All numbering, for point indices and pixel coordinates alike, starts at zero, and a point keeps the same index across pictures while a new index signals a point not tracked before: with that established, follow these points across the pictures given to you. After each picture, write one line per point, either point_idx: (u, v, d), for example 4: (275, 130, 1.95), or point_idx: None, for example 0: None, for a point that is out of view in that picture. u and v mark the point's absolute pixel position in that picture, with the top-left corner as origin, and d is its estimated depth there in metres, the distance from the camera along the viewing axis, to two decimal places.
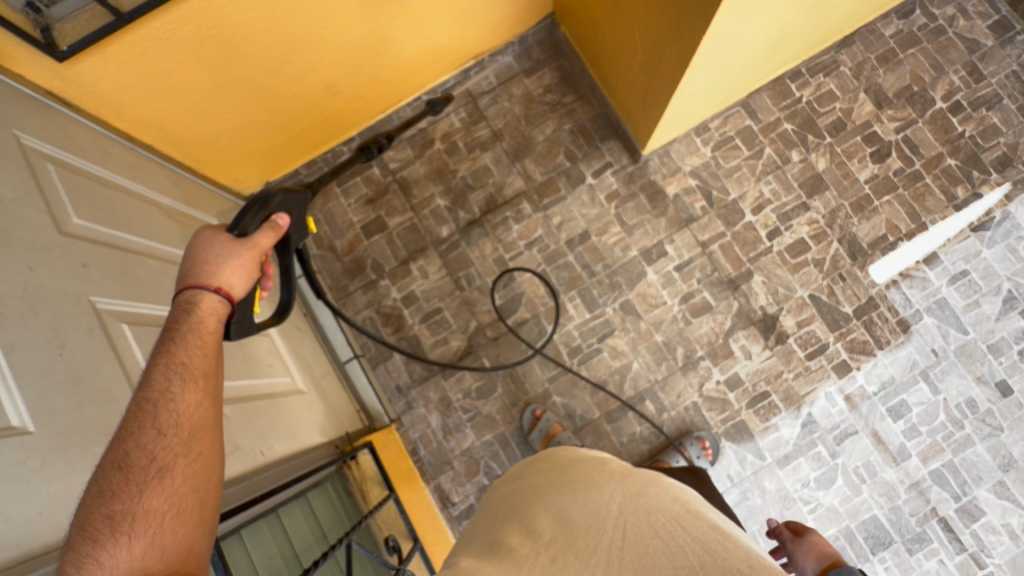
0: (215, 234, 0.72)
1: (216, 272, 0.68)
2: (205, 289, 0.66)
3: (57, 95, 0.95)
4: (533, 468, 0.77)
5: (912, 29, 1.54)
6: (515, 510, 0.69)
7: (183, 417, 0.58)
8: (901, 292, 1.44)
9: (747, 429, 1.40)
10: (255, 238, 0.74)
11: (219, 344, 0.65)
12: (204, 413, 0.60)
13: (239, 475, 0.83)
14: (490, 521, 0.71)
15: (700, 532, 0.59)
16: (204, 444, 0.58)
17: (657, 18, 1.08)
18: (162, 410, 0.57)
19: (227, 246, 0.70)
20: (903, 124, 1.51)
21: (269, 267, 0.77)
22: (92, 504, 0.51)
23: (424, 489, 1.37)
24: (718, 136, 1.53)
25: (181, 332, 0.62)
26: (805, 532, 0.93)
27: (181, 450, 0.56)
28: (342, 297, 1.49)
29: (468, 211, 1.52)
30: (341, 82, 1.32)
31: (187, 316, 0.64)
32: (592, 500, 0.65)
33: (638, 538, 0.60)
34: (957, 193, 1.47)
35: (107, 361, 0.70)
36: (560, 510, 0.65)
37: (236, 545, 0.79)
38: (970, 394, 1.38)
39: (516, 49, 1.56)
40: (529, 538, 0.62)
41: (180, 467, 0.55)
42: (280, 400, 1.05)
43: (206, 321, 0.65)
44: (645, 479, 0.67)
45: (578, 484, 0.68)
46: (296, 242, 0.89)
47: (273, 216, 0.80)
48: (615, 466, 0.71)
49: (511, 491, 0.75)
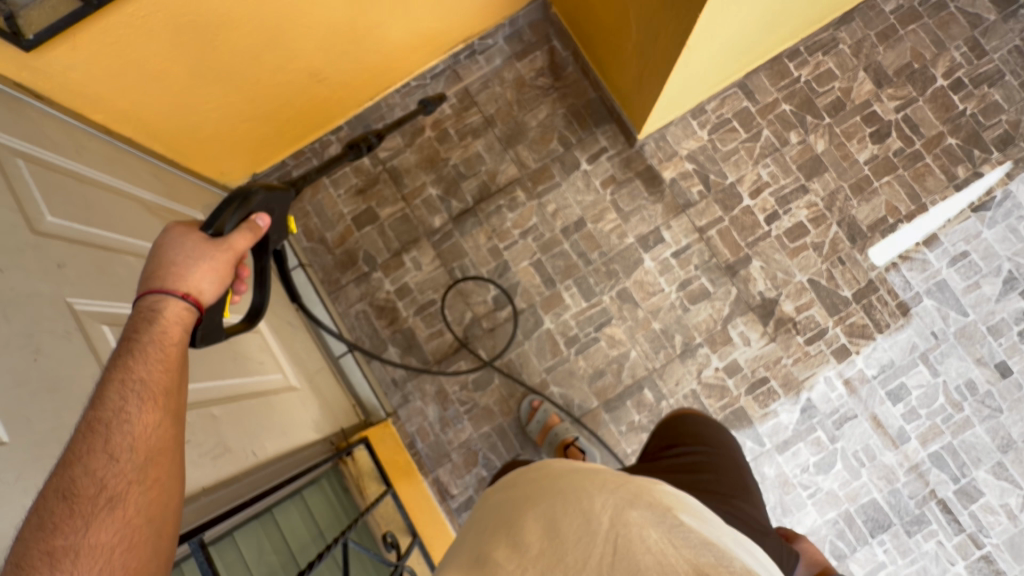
0: (186, 233, 0.69)
1: (185, 275, 0.66)
2: (171, 295, 0.64)
3: (27, 87, 0.91)
4: (525, 475, 0.75)
5: (912, 4, 1.50)
6: (504, 522, 0.67)
7: (138, 441, 0.56)
8: (901, 275, 1.42)
9: (746, 416, 1.39)
10: (231, 240, 0.72)
11: (181, 358, 0.63)
12: (161, 435, 0.58)
13: (231, 476, 0.80)
14: (479, 532, 0.70)
15: (699, 557, 0.57)
16: (160, 470, 0.57)
17: (651, 2, 1.04)
18: (116, 431, 0.55)
19: (200, 248, 0.68)
20: (903, 103, 1.48)
21: (243, 270, 0.76)
22: (32, 538, 0.48)
23: (423, 483, 1.36)
24: (715, 118, 1.50)
25: (141, 345, 0.60)
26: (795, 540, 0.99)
27: (134, 477, 0.55)
28: (334, 291, 1.47)
29: (460, 200, 1.49)
30: (326, 69, 1.28)
31: (149, 325, 0.62)
32: (583, 514, 0.63)
33: (630, 555, 0.58)
34: (958, 172, 1.44)
35: (88, 365, 0.68)
36: (548, 523, 0.64)
37: (230, 548, 0.77)
38: (970, 376, 1.38)
39: (506, 31, 1.52)
40: (515, 552, 0.62)
41: (132, 496, 0.54)
42: (272, 398, 1.02)
43: (170, 332, 0.62)
44: (638, 488, 0.66)
45: (570, 494, 0.66)
46: (275, 241, 0.87)
47: (252, 216, 0.77)
48: (610, 474, 0.69)
49: (501, 499, 0.73)
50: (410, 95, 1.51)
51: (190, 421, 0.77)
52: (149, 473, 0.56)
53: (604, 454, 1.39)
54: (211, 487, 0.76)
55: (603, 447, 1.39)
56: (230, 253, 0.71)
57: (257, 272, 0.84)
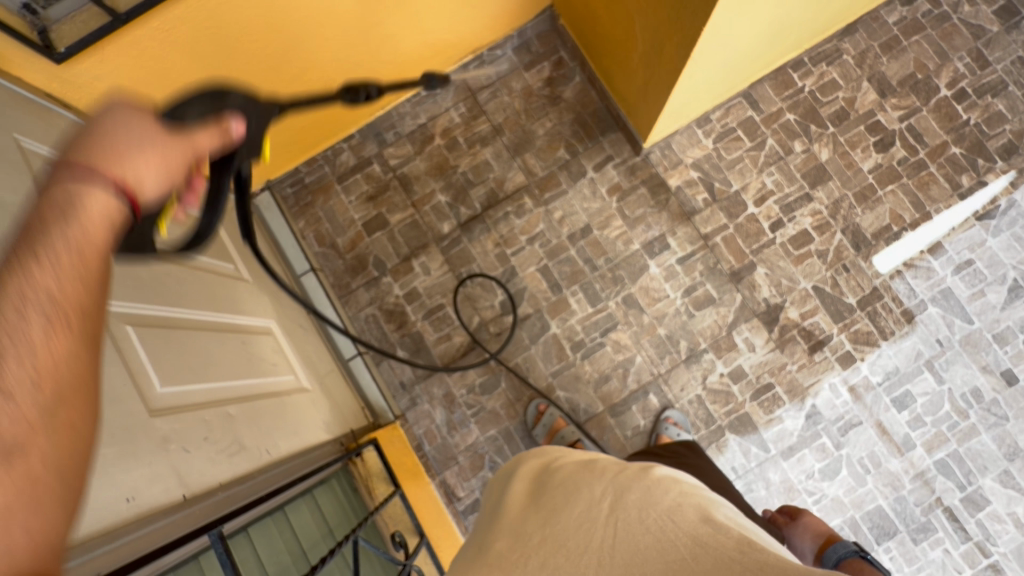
0: (131, 109, 0.53)
1: (120, 160, 0.50)
2: (98, 177, 0.47)
3: (57, 98, 0.95)
4: (525, 472, 0.78)
5: (915, 16, 1.52)
6: (506, 517, 0.70)
7: (43, 371, 0.40)
8: (905, 282, 1.43)
9: (751, 421, 1.40)
10: (193, 135, 0.58)
11: (105, 268, 0.47)
12: (77, 366, 0.43)
13: (244, 474, 0.82)
14: (484, 527, 0.72)
15: (699, 530, 0.57)
16: (74, 410, 0.41)
17: (658, 13, 1.07)
18: (7, 356, 0.39)
19: (147, 133, 0.53)
20: (907, 113, 1.49)
21: (198, 176, 0.61)
22: None
23: (430, 484, 1.38)
24: (720, 127, 1.52)
25: (47, 242, 0.43)
26: (799, 516, 1.02)
27: (38, 419, 0.39)
28: (344, 295, 1.50)
29: (469, 207, 1.51)
30: (340, 79, 1.32)
31: (63, 214, 0.45)
32: (581, 504, 0.65)
33: (630, 536, 0.60)
34: (962, 181, 1.45)
35: (112, 363, 0.69)
36: (546, 513, 0.66)
37: (245, 544, 0.78)
38: (975, 384, 1.38)
39: (515, 42, 1.55)
40: (519, 542, 0.64)
41: (36, 443, 0.38)
42: (285, 399, 1.05)
43: (96, 231, 0.46)
44: (635, 473, 0.68)
45: (570, 486, 0.68)
46: (243, 163, 0.70)
47: (225, 119, 0.63)
48: (608, 463, 0.72)
49: (502, 496, 0.76)
50: (420, 104, 1.55)
51: (208, 418, 0.79)
52: (60, 416, 0.40)
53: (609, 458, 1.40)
54: (228, 483, 0.77)
55: (608, 452, 1.40)
56: (182, 151, 0.56)
57: (211, 190, 0.68)
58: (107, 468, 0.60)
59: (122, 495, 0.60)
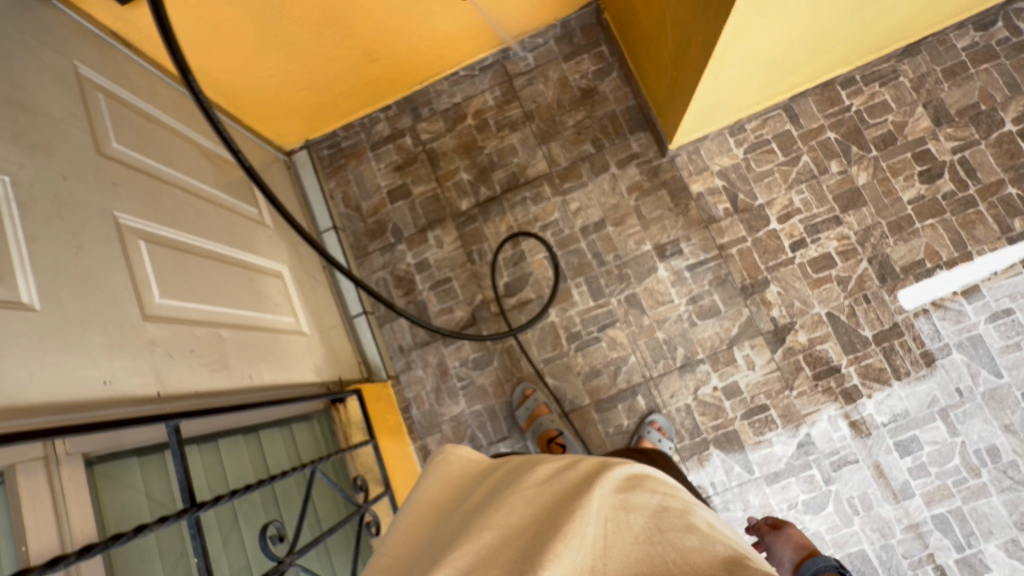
0: None
1: None
2: None
3: (120, 36, 1.06)
4: (505, 467, 0.79)
5: (989, 42, 1.40)
6: (493, 507, 0.67)
7: None
8: (930, 322, 1.34)
9: (738, 440, 1.37)
10: None
11: None
12: None
13: (223, 389, 0.88)
14: (461, 519, 0.69)
15: (683, 544, 0.58)
16: None
17: (687, 10, 1.06)
18: None
19: None
20: (961, 145, 1.39)
21: None
22: None
23: (409, 445, 1.43)
24: (754, 138, 1.48)
25: None
26: (783, 525, 0.90)
27: None
28: (361, 256, 1.58)
29: (489, 187, 1.55)
30: (380, 50, 1.40)
31: None
32: (571, 499, 0.64)
33: (620, 543, 0.59)
34: (1014, 224, 1.34)
35: (118, 267, 0.78)
36: (536, 509, 0.66)
37: (212, 454, 0.86)
38: (993, 442, 1.28)
39: (558, 32, 1.57)
40: (514, 537, 0.62)
41: None
42: (280, 336, 1.13)
43: None
44: (627, 483, 0.68)
45: (559, 488, 0.68)
46: None
47: None
48: (591, 461, 0.74)
49: (479, 492, 0.75)
50: (457, 84, 1.60)
51: (199, 335, 0.87)
52: None
53: (588, 452, 1.40)
54: (204, 394, 0.84)
55: (587, 445, 1.41)
56: None
57: None
58: (92, 353, 0.68)
59: (100, 378, 0.68)
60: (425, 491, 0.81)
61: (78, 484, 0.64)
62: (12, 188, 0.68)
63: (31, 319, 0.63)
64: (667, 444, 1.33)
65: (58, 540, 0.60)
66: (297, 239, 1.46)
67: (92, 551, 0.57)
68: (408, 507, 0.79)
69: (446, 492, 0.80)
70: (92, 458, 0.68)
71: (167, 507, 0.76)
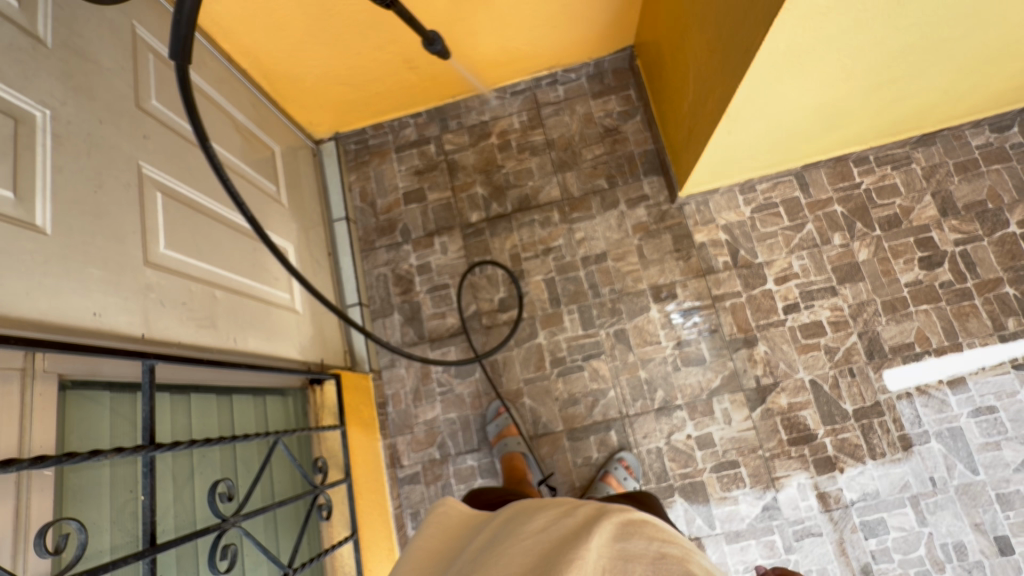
0: None
1: None
2: None
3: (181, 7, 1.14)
4: (503, 517, 0.79)
5: (1003, 145, 1.44)
6: (491, 556, 0.67)
7: None
8: (913, 407, 1.33)
9: (704, 491, 1.35)
10: None
11: None
12: None
13: (205, 346, 0.91)
14: (459, 567, 0.68)
15: None
16: None
17: (708, 64, 1.12)
18: None
19: None
20: (964, 238, 1.41)
21: None
22: None
23: (379, 442, 1.45)
24: (762, 199, 1.51)
25: None
26: None
27: None
28: (366, 250, 1.62)
29: (501, 204, 1.60)
30: (419, 59, 1.47)
31: None
32: (569, 547, 0.64)
33: None
34: (1007, 323, 1.34)
35: (131, 212, 0.83)
36: (534, 559, 0.65)
37: (182, 406, 0.89)
38: (961, 538, 1.26)
39: (590, 70, 1.64)
40: None
41: None
42: (272, 309, 1.16)
43: None
44: (626, 528, 0.68)
45: (558, 538, 0.68)
46: None
47: None
48: (589, 508, 0.74)
49: (478, 542, 0.75)
50: (487, 103, 1.67)
51: (193, 289, 0.92)
52: None
53: (552, 478, 1.40)
54: (186, 345, 0.87)
55: (553, 472, 1.40)
56: None
57: None
58: (89, 284, 0.72)
59: (90, 309, 0.72)
60: (423, 544, 0.81)
61: (48, 399, 0.67)
62: (50, 121, 0.74)
63: (40, 242, 0.67)
64: (632, 483, 1.32)
65: (15, 446, 0.62)
66: (308, 223, 1.52)
67: (44, 462, 0.59)
68: (406, 558, 0.79)
69: (445, 545, 0.81)
70: (67, 383, 0.71)
71: (127, 443, 0.79)
